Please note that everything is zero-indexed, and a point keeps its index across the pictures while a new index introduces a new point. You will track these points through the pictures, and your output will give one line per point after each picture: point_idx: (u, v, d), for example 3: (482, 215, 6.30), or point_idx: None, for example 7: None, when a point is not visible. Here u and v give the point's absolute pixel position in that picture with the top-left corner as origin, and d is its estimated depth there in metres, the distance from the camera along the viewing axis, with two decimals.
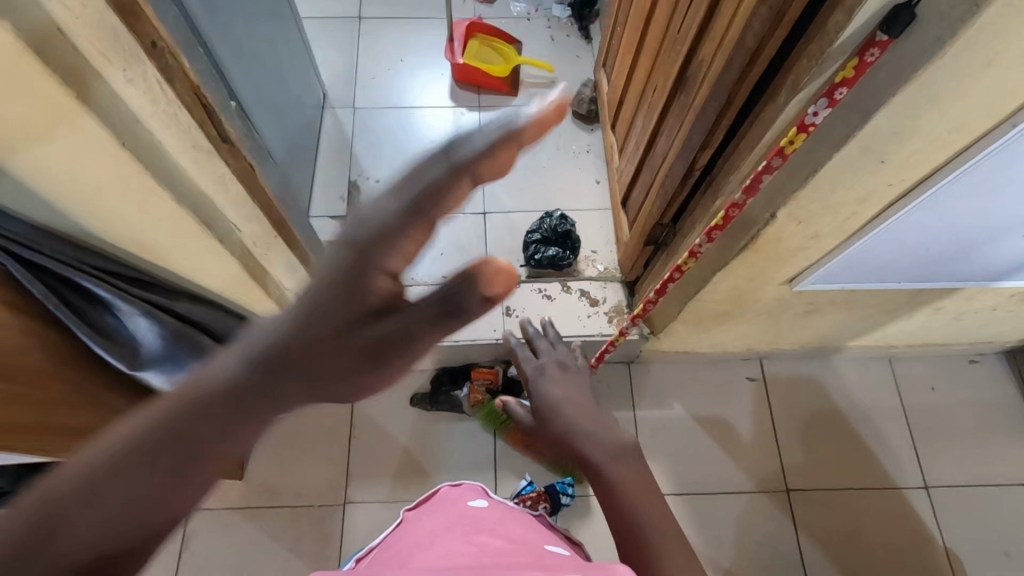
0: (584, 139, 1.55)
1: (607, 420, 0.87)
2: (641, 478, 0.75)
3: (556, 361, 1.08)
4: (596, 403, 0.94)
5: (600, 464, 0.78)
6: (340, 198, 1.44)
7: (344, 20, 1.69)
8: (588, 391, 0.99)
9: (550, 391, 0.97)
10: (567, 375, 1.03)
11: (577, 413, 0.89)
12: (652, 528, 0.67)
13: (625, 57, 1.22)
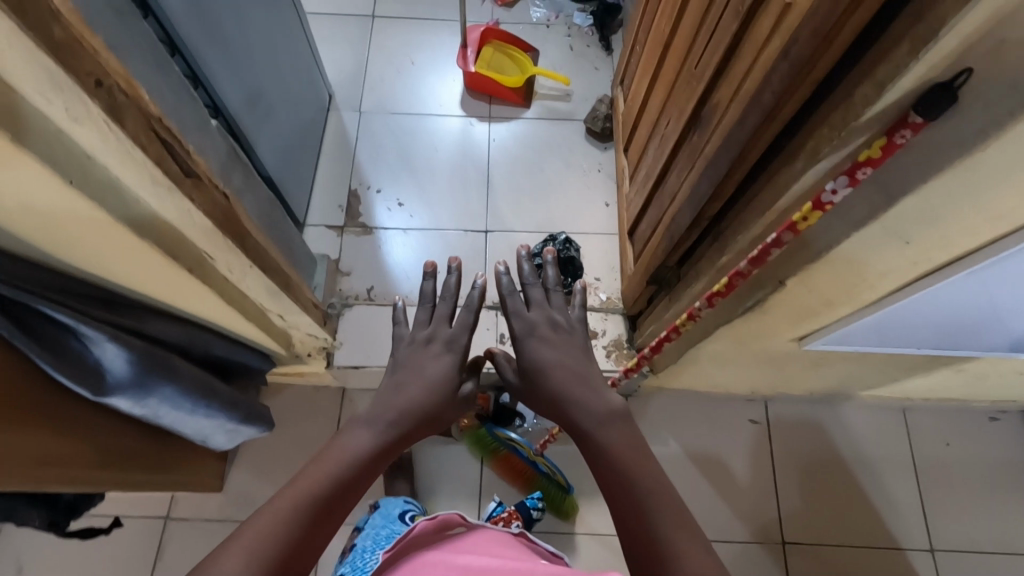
0: (596, 157, 1.48)
1: (595, 382, 0.83)
2: (630, 441, 0.74)
3: (548, 316, 0.91)
4: (586, 359, 0.87)
5: (588, 431, 0.77)
6: (338, 207, 1.39)
7: (355, 16, 1.63)
8: (579, 346, 0.89)
9: (538, 353, 0.87)
10: (557, 334, 0.89)
11: (561, 378, 0.84)
12: (652, 495, 0.66)
13: (641, 84, 1.16)
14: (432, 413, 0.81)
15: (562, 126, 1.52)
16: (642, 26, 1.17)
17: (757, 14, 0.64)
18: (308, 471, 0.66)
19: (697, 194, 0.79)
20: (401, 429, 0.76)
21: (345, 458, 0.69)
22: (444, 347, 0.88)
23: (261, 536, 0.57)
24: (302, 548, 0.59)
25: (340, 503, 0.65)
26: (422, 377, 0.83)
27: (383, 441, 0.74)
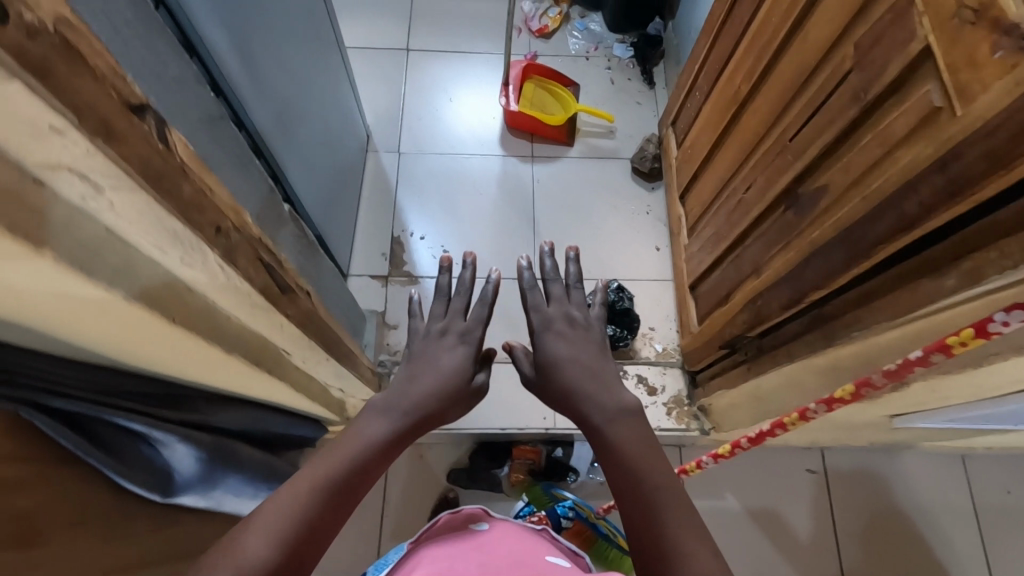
0: (643, 198, 1.44)
1: (606, 378, 0.85)
2: (641, 437, 0.74)
3: (565, 313, 0.96)
4: (599, 355, 0.90)
5: (598, 426, 0.77)
6: (382, 255, 1.34)
7: (390, 51, 1.58)
8: (593, 342, 0.92)
9: (553, 347, 0.90)
10: (574, 329, 0.93)
11: (574, 372, 0.86)
12: (661, 490, 0.64)
13: (702, 134, 1.13)
14: (446, 403, 0.80)
15: (607, 164, 1.48)
16: (705, 76, 1.14)
17: (885, 108, 0.61)
18: (326, 455, 0.64)
19: (801, 280, 0.75)
20: (415, 417, 0.75)
21: (361, 443, 0.67)
22: (457, 338, 0.89)
23: (276, 523, 0.54)
24: (316, 536, 0.56)
25: (356, 483, 0.62)
26: (439, 367, 0.83)
27: (399, 427, 0.72)
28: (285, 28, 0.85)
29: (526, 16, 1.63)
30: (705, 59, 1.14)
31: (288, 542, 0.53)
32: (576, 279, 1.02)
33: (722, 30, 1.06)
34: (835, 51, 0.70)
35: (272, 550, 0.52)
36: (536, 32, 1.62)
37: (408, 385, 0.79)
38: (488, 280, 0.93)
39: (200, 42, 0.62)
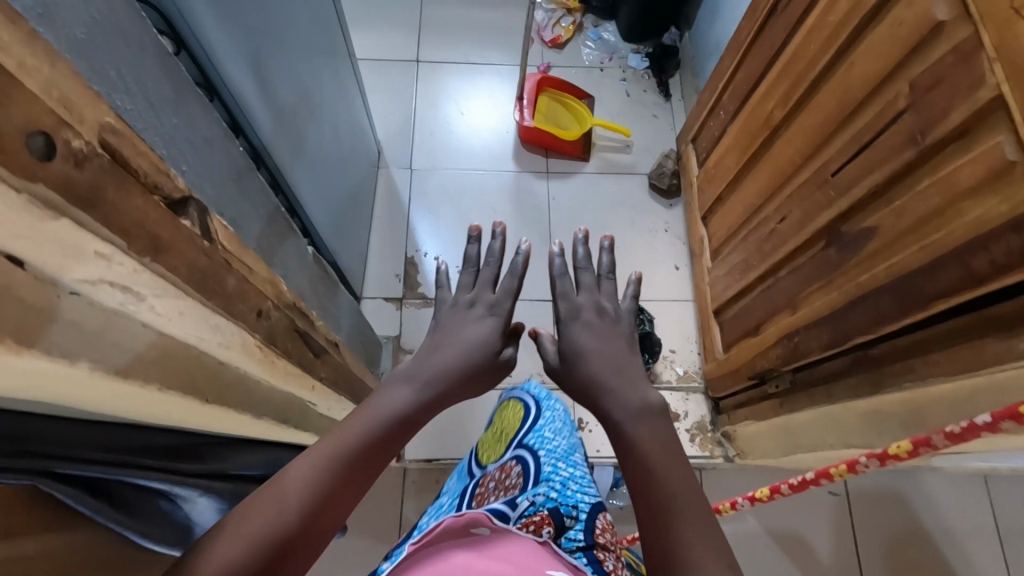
0: (662, 215, 1.40)
1: (633, 373, 0.74)
2: (665, 437, 0.62)
3: (595, 303, 0.87)
4: (628, 352, 0.79)
5: (618, 422, 0.66)
6: (396, 277, 1.31)
7: (400, 63, 1.54)
8: (622, 337, 0.82)
9: (578, 337, 0.81)
10: (603, 320, 0.85)
11: (599, 363, 0.76)
12: (678, 499, 0.52)
13: (728, 155, 1.10)
14: (469, 377, 0.72)
15: (624, 180, 1.45)
16: (731, 95, 1.10)
17: (947, 153, 0.58)
18: (342, 427, 0.55)
19: (847, 323, 0.72)
20: (440, 388, 0.67)
21: (382, 414, 0.58)
22: (485, 310, 0.82)
23: (276, 507, 0.47)
24: (327, 512, 0.49)
25: (373, 460, 0.54)
26: (463, 339, 0.76)
27: (426, 397, 0.64)
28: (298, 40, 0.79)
29: (538, 25, 1.60)
30: (730, 77, 1.11)
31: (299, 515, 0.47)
32: (608, 271, 0.95)
33: (750, 49, 1.03)
34: (884, 87, 0.67)
35: (278, 523, 0.46)
36: (549, 42, 1.58)
37: (431, 356, 0.72)
38: (518, 251, 0.86)
39: (215, 74, 0.60)
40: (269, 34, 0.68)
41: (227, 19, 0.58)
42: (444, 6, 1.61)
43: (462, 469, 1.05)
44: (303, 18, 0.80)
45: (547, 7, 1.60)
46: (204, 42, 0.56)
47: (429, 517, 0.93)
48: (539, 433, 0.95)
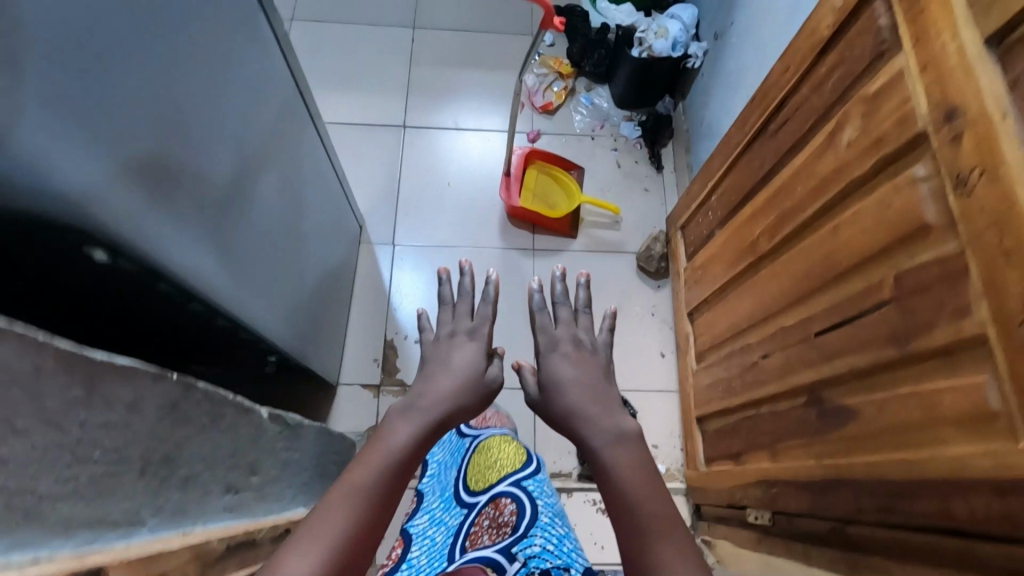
0: (649, 297, 1.37)
1: (609, 402, 0.78)
2: (644, 463, 0.68)
3: (573, 336, 0.89)
4: (605, 382, 0.82)
5: (598, 449, 0.71)
6: (374, 360, 1.29)
7: (386, 130, 1.50)
8: (599, 367, 0.84)
9: (557, 367, 0.83)
10: (581, 350, 0.87)
11: (580, 392, 0.79)
12: (655, 520, 0.59)
13: (716, 261, 1.06)
14: (461, 403, 0.76)
15: (612, 258, 1.41)
16: (720, 200, 1.07)
17: (931, 367, 0.54)
18: (354, 464, 0.60)
19: (826, 498, 0.69)
20: (439, 416, 0.72)
21: (389, 449, 0.63)
22: (469, 337, 0.85)
23: (313, 545, 0.51)
24: (359, 544, 0.54)
25: (390, 492, 0.59)
26: (455, 367, 0.79)
27: (426, 429, 0.69)
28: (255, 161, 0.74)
29: (529, 89, 1.56)
30: (720, 179, 1.07)
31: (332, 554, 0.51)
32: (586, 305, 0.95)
33: (739, 159, 0.99)
34: (869, 265, 0.63)
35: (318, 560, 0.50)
36: (540, 108, 1.55)
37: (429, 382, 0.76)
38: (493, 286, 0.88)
39: (156, 268, 0.58)
40: (216, 200, 0.65)
41: (168, 218, 0.57)
42: (434, 70, 1.58)
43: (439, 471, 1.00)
44: (264, 158, 0.77)
45: (539, 70, 1.58)
46: (149, 254, 0.56)
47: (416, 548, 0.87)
48: (536, 483, 0.90)
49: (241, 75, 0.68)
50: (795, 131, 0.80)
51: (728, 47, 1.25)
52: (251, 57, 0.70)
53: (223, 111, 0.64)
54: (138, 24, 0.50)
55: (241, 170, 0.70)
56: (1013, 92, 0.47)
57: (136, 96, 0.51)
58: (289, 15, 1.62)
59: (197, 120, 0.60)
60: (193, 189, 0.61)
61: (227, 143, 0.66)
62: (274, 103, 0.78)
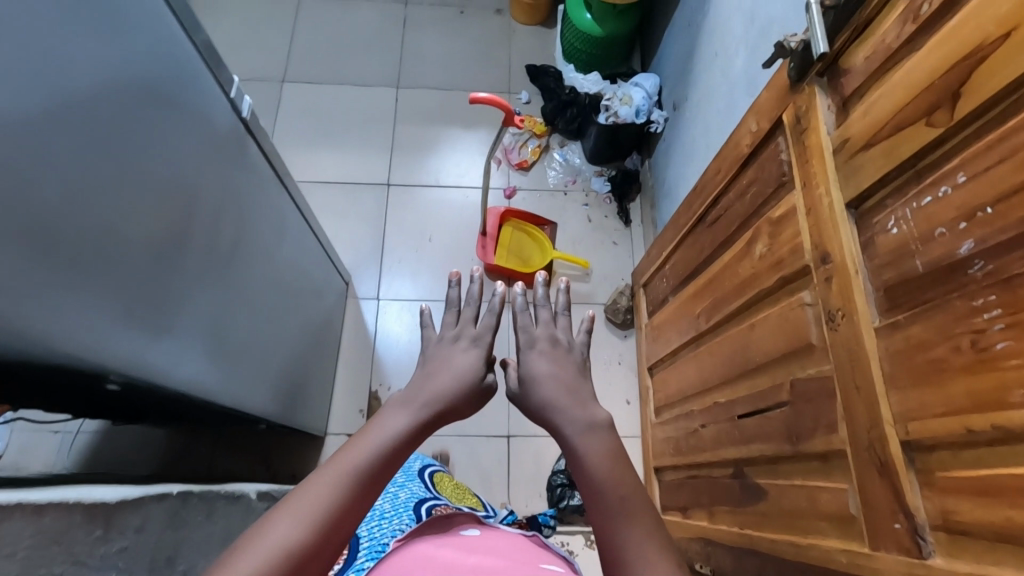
0: (617, 346, 1.47)
1: (582, 396, 0.77)
2: (614, 452, 0.67)
3: (553, 334, 0.88)
4: (581, 380, 0.81)
5: (571, 437, 0.71)
6: (360, 411, 1.39)
7: (371, 187, 1.60)
8: (576, 366, 0.83)
9: (534, 364, 0.83)
10: (556, 349, 0.86)
11: (558, 388, 0.79)
12: (629, 500, 0.60)
13: (669, 326, 1.16)
14: (451, 401, 0.75)
15: (583, 309, 1.51)
16: (671, 270, 1.17)
17: (814, 467, 0.64)
18: (347, 447, 0.60)
19: (743, 564, 0.78)
20: (433, 412, 0.71)
21: (384, 434, 0.63)
22: (469, 344, 0.84)
23: (296, 519, 0.51)
24: (336, 528, 0.53)
25: (381, 475, 0.59)
26: (454, 367, 0.79)
27: (421, 419, 0.69)
28: (242, 260, 0.86)
29: (506, 147, 1.67)
30: (671, 251, 1.18)
31: (308, 531, 0.51)
32: (566, 308, 0.94)
33: (686, 236, 1.09)
34: (774, 367, 0.74)
35: (293, 542, 0.50)
36: (515, 165, 1.65)
37: (427, 374, 0.78)
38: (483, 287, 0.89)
39: (158, 385, 0.71)
40: (205, 313, 0.77)
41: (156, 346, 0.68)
42: (417, 128, 1.69)
43: (405, 476, 1.00)
44: (250, 260, 0.88)
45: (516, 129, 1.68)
46: (146, 377, 0.67)
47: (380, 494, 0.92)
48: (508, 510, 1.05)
49: (222, 202, 0.78)
50: (726, 228, 0.90)
51: (683, 118, 1.35)
52: (229, 180, 0.80)
53: (205, 238, 0.75)
54: (131, 206, 0.61)
55: (228, 272, 0.82)
56: (864, 252, 0.57)
57: (134, 263, 0.62)
58: (282, 76, 1.72)
59: (186, 257, 0.71)
60: (184, 313, 0.72)
61: (211, 261, 0.77)
62: (256, 205, 0.89)
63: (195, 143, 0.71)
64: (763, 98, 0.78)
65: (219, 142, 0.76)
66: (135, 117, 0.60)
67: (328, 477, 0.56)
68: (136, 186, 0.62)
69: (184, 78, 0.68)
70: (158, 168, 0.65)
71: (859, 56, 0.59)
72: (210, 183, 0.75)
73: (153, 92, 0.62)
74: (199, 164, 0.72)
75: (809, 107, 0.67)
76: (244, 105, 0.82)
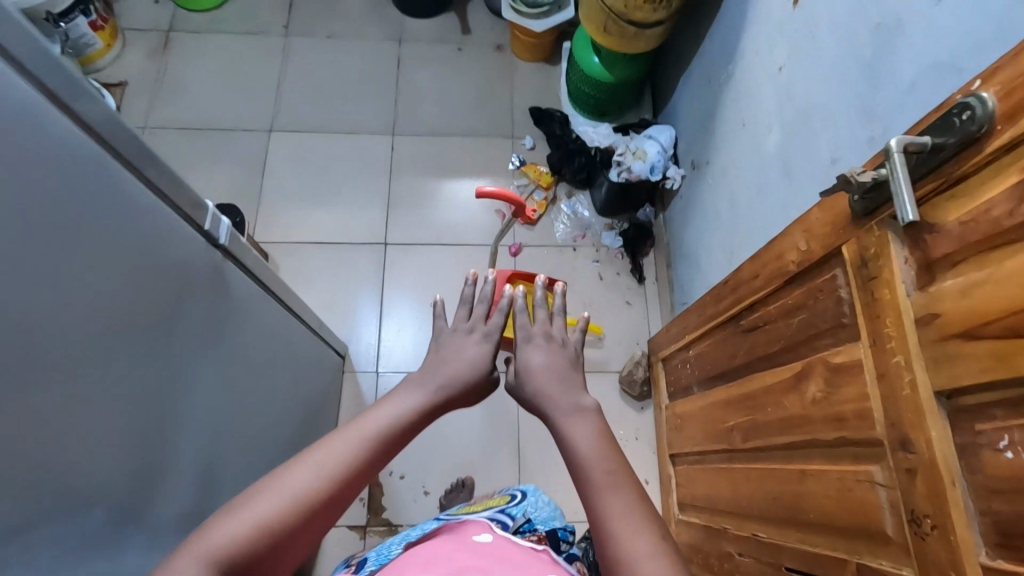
0: (632, 419, 1.38)
1: (575, 391, 0.78)
2: (599, 436, 0.71)
3: (547, 332, 0.86)
4: (575, 376, 0.81)
5: (560, 419, 0.75)
6: (360, 499, 1.30)
7: (367, 247, 1.50)
8: (570, 361, 0.83)
9: (531, 358, 0.82)
10: (551, 343, 0.85)
11: (554, 381, 0.80)
12: (615, 476, 0.65)
13: (694, 421, 1.07)
14: (461, 390, 0.73)
15: (595, 378, 1.42)
16: (696, 359, 1.08)
17: None
18: (370, 414, 0.65)
19: None
20: (453, 394, 0.72)
21: (408, 404, 0.68)
22: (482, 337, 0.78)
23: (321, 470, 0.58)
24: (353, 483, 0.60)
25: (399, 442, 0.65)
26: (466, 357, 0.75)
27: (443, 395, 0.71)
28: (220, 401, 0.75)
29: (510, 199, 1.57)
30: (695, 338, 1.08)
31: (326, 483, 0.57)
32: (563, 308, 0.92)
33: (713, 330, 1.00)
34: (833, 537, 0.64)
35: (311, 488, 0.56)
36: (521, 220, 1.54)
37: (443, 359, 0.74)
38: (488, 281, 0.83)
39: None
40: (173, 490, 0.67)
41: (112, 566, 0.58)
42: (415, 181, 1.58)
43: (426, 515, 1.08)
44: (234, 392, 0.78)
45: (520, 181, 1.59)
46: None
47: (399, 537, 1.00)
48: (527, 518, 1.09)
49: (194, 349, 0.68)
50: (767, 345, 0.81)
51: (702, 181, 1.24)
52: (204, 324, 0.70)
53: (174, 398, 0.65)
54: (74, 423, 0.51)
55: (202, 428, 0.72)
56: (961, 459, 0.48)
57: (78, 488, 0.52)
58: (268, 126, 1.61)
59: (147, 447, 0.61)
60: (147, 503, 0.62)
61: (183, 424, 0.67)
62: (237, 334, 0.78)
63: (156, 299, 0.60)
64: (815, 218, 0.69)
65: (189, 284, 0.66)
66: (75, 312, 0.50)
67: (351, 438, 0.62)
68: (80, 397, 0.51)
69: (141, 244, 0.58)
70: (107, 351, 0.54)
71: (952, 218, 0.49)
72: (177, 334, 0.64)
73: (104, 255, 0.53)
74: (164, 326, 0.62)
75: (879, 254, 0.57)
76: (220, 231, 0.71)
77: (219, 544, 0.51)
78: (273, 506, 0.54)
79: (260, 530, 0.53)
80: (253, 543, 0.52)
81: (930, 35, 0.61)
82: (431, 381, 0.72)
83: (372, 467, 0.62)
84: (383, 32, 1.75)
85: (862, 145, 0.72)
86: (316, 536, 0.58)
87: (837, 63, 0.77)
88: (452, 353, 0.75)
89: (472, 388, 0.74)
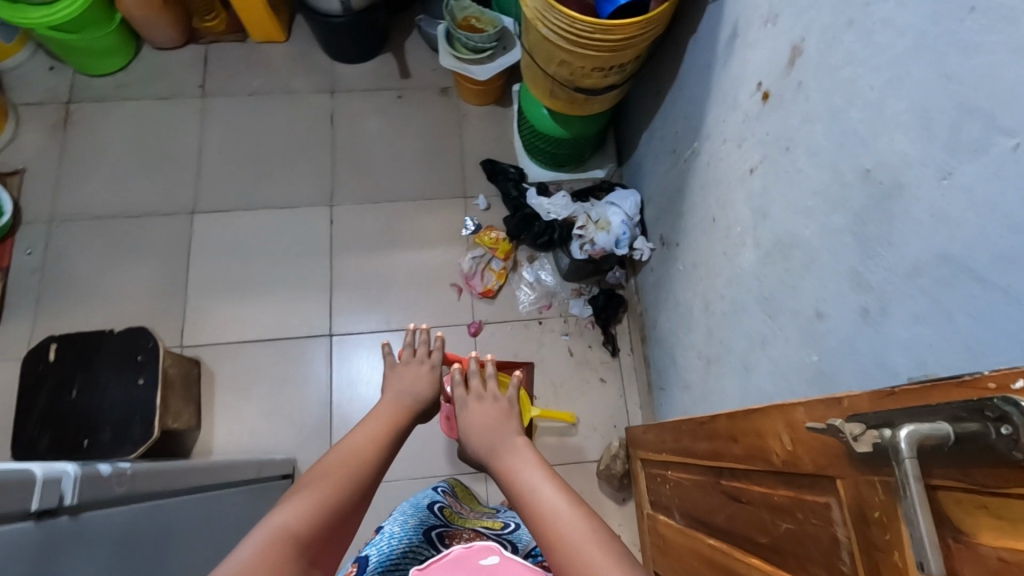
0: (614, 514, 1.26)
1: (506, 433, 0.77)
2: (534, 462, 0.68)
3: (478, 393, 0.84)
4: (508, 424, 0.78)
5: (492, 457, 0.73)
6: None
7: (310, 340, 1.36)
8: (503, 412, 0.81)
9: (464, 412, 0.82)
10: (483, 401, 0.83)
11: (482, 436, 0.77)
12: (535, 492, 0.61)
13: (674, 556, 0.94)
14: (406, 414, 0.80)
15: (571, 468, 1.30)
16: (675, 484, 0.95)
17: None
18: (354, 436, 0.70)
19: None
20: (405, 421, 0.79)
21: (375, 428, 0.72)
22: (430, 366, 0.90)
23: (337, 472, 0.61)
24: (365, 485, 0.62)
25: (388, 457, 0.70)
26: (410, 385, 0.86)
27: (398, 416, 0.78)
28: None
29: (466, 273, 1.41)
30: (672, 459, 0.95)
31: (344, 478, 0.61)
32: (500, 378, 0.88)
33: (691, 464, 0.87)
34: None
35: (335, 487, 0.59)
36: (480, 293, 1.40)
37: (394, 380, 0.87)
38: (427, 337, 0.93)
39: None
40: None
41: None
42: (360, 258, 1.42)
43: (414, 507, 0.87)
44: None
45: (474, 251, 1.42)
46: None
47: (391, 521, 0.83)
48: None
49: None
50: (751, 524, 0.68)
51: (672, 263, 1.09)
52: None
53: None
54: None
55: None
56: None
57: None
58: (191, 207, 1.44)
59: None
60: None
61: None
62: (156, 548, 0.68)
63: None
64: (800, 421, 0.55)
65: None
66: None
67: (350, 443, 0.68)
68: None
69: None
70: None
71: (989, 540, 0.36)
72: None
73: None
74: None
75: (887, 523, 0.44)
76: (66, 491, 0.57)
77: (289, 523, 0.52)
78: (310, 504, 0.55)
79: (318, 509, 0.55)
80: (303, 532, 0.52)
81: (943, 217, 0.46)
82: (386, 407, 0.80)
83: (378, 473, 0.66)
84: (313, 84, 1.56)
85: (852, 314, 0.58)
86: (353, 530, 0.59)
87: (819, 198, 0.62)
88: (400, 381, 0.87)
89: (418, 405, 0.84)
